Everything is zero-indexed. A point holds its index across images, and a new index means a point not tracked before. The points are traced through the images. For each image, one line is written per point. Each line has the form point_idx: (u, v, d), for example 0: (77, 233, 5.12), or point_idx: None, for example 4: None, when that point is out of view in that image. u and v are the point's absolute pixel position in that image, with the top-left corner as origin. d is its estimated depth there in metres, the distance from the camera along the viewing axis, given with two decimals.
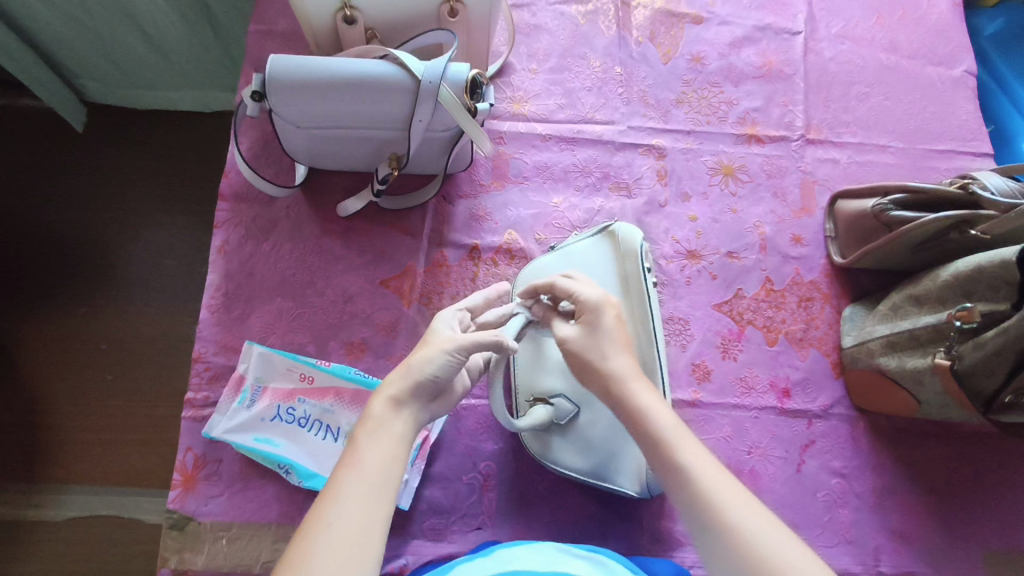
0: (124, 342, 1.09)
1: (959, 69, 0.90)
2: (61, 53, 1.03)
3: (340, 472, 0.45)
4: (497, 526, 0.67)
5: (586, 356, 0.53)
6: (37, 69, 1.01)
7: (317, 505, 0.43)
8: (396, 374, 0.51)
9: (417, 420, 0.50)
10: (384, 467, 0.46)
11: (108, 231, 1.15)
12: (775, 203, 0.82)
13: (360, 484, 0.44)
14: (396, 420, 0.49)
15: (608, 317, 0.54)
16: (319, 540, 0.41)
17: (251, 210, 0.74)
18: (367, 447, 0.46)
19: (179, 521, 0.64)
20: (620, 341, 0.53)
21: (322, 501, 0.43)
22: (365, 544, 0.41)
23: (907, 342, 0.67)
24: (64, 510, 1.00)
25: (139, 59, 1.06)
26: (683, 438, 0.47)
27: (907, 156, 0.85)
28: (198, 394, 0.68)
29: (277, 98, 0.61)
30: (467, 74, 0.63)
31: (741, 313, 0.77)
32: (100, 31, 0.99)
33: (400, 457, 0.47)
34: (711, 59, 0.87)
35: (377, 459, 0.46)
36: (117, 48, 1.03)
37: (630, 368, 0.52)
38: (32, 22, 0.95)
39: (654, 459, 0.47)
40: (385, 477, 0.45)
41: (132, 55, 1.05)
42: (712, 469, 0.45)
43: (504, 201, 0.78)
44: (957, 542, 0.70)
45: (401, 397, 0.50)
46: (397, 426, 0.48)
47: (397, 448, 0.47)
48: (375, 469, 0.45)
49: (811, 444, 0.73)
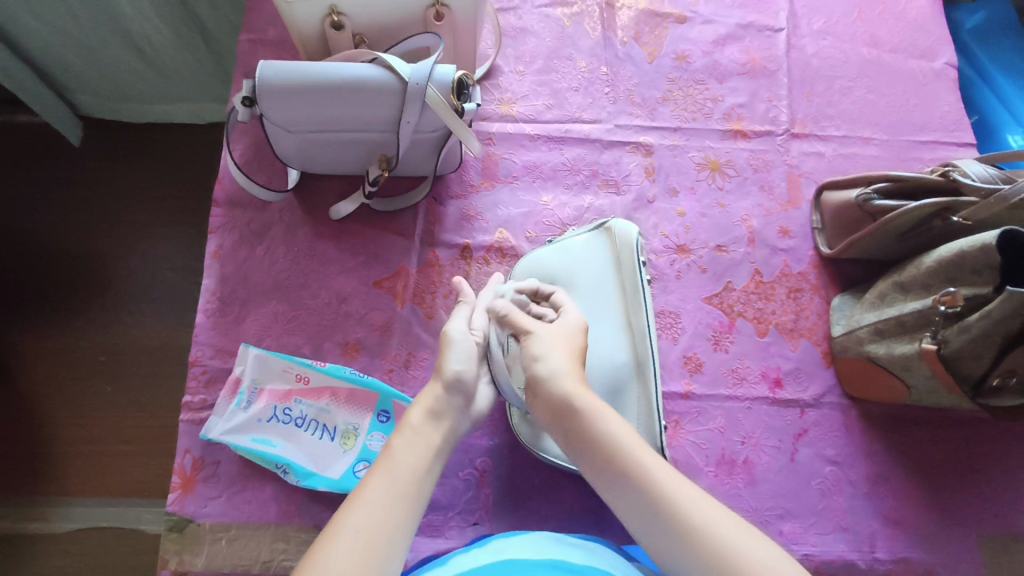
0: (123, 354, 1.10)
1: (940, 62, 0.92)
2: (56, 68, 1.04)
3: (371, 474, 0.47)
4: (493, 521, 0.68)
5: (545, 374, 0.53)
6: (34, 85, 1.02)
7: (345, 507, 0.44)
8: (434, 383, 0.55)
9: (451, 431, 0.53)
10: (415, 475, 0.48)
11: (105, 244, 1.16)
12: (761, 197, 0.83)
13: (390, 491, 0.46)
14: (434, 429, 0.52)
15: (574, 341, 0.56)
16: (343, 536, 0.42)
17: (245, 215, 0.75)
18: (401, 454, 0.49)
19: (179, 523, 0.64)
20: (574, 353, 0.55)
21: (351, 502, 0.45)
22: (386, 546, 0.43)
23: (895, 329, 0.68)
24: (65, 523, 1.01)
25: (133, 72, 1.07)
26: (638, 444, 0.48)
27: (891, 147, 0.87)
28: (196, 397, 0.68)
29: (266, 103, 0.63)
30: (452, 75, 0.63)
31: (731, 305, 0.78)
32: (94, 46, 1.00)
33: (432, 470, 0.49)
34: (695, 57, 0.89)
35: (409, 466, 0.48)
36: (111, 62, 1.04)
37: (572, 373, 0.53)
38: (27, 39, 0.96)
39: (608, 462, 0.48)
40: (414, 485, 0.47)
41: (126, 68, 1.06)
42: (674, 474, 0.46)
43: (494, 200, 0.79)
44: (951, 527, 0.71)
45: (440, 407, 0.53)
46: (433, 435, 0.51)
47: (431, 457, 0.49)
48: (407, 475, 0.47)
49: (804, 433, 0.74)
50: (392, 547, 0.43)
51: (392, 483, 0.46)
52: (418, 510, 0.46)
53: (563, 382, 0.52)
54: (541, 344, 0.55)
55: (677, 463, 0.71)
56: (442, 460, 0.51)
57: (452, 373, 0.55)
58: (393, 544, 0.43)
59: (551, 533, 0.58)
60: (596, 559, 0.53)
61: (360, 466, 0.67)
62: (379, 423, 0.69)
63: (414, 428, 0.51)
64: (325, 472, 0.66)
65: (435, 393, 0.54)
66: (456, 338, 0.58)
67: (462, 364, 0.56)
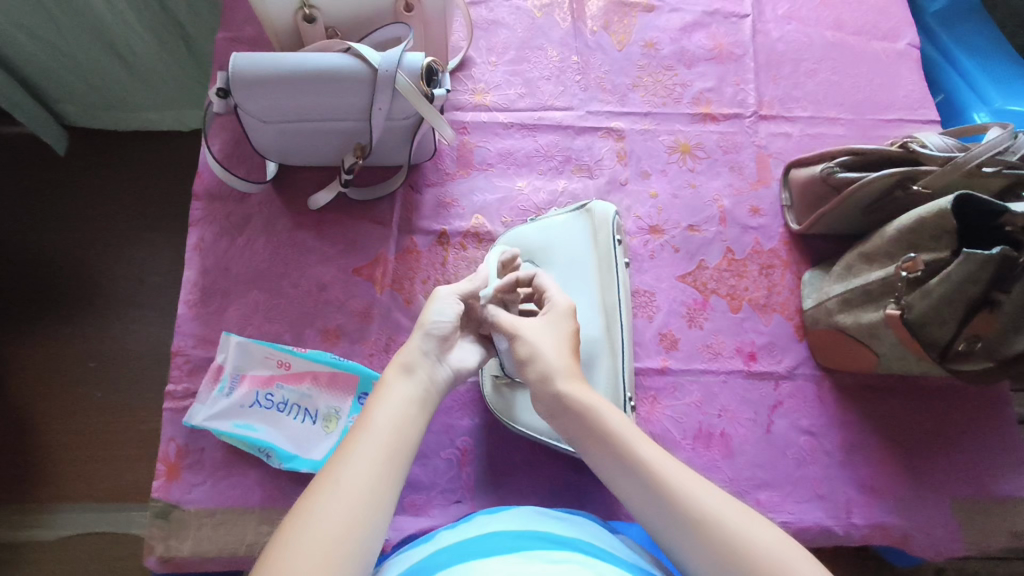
0: (113, 358, 1.11)
1: (902, 43, 0.94)
2: (40, 79, 1.05)
3: (354, 433, 0.49)
4: (475, 499, 0.69)
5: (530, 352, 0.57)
6: (20, 96, 1.04)
7: (327, 465, 0.46)
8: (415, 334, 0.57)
9: (429, 383, 0.54)
10: (396, 429, 0.49)
11: (92, 250, 1.17)
12: (732, 177, 0.85)
13: (368, 446, 0.47)
14: (411, 383, 0.53)
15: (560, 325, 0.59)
16: (328, 495, 0.44)
17: (225, 208, 0.77)
18: (378, 412, 0.50)
19: (164, 509, 0.65)
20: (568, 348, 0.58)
21: (333, 461, 0.47)
22: (371, 500, 0.45)
23: (860, 298, 0.70)
24: (56, 529, 1.01)
25: (115, 79, 1.08)
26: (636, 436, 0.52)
27: (856, 126, 0.89)
28: (179, 386, 0.70)
29: (241, 94, 0.64)
30: (422, 62, 0.65)
31: (704, 283, 0.80)
32: (76, 55, 1.01)
33: (411, 421, 0.51)
34: (663, 44, 0.91)
35: (386, 421, 0.49)
36: (95, 70, 1.05)
37: (569, 370, 0.56)
38: (9, 49, 0.97)
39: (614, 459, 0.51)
40: (392, 437, 0.49)
41: (109, 76, 1.07)
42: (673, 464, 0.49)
43: (469, 187, 0.81)
44: (926, 492, 0.72)
45: (416, 362, 0.54)
46: (409, 391, 0.52)
47: (408, 410, 0.51)
48: (384, 429, 0.49)
49: (779, 404, 0.75)
50: (378, 500, 0.45)
51: (373, 440, 0.48)
52: (401, 462, 0.48)
53: (560, 383, 0.55)
54: (527, 339, 0.57)
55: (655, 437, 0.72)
56: (424, 412, 0.52)
57: (433, 327, 0.57)
58: (378, 497, 0.45)
59: (536, 508, 0.59)
60: (576, 530, 0.54)
61: None
62: (360, 406, 0.70)
63: (392, 386, 0.52)
64: (307, 455, 0.67)
65: (414, 348, 0.55)
66: (441, 297, 0.59)
67: (443, 317, 0.58)
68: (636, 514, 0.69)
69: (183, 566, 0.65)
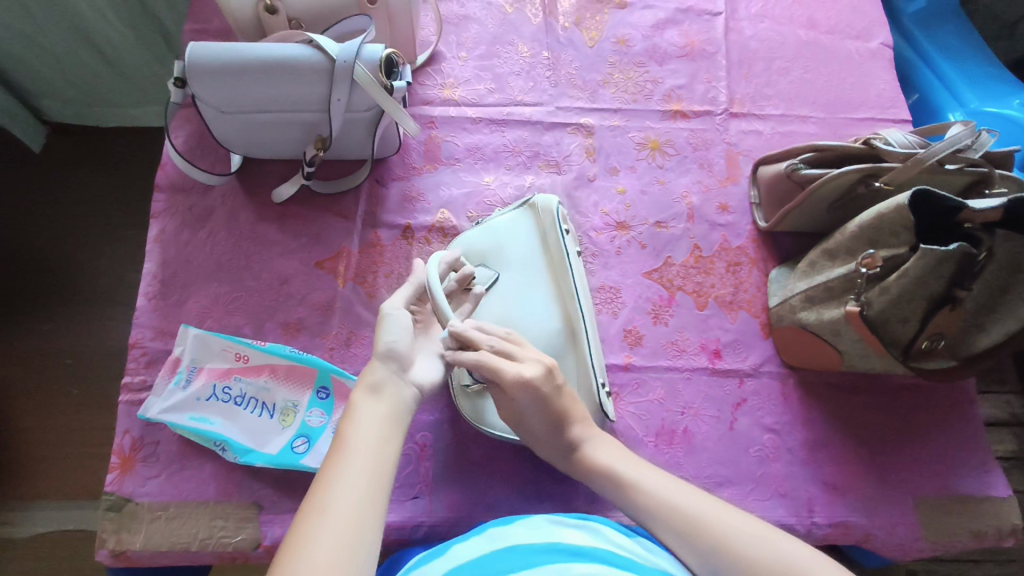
0: (88, 354, 1.10)
1: (875, 42, 0.94)
2: (18, 74, 1.04)
3: (332, 460, 0.47)
4: (433, 494, 0.68)
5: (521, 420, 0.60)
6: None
7: (312, 492, 0.45)
8: (373, 360, 0.55)
9: (401, 400, 0.53)
10: (375, 449, 0.48)
11: (65, 244, 1.15)
12: (701, 174, 0.85)
13: (350, 467, 0.46)
14: (382, 402, 0.52)
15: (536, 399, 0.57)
16: (318, 524, 0.42)
17: (187, 200, 0.76)
18: (355, 434, 0.49)
19: (116, 502, 0.64)
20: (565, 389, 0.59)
21: (316, 488, 0.45)
22: (361, 524, 0.43)
23: (823, 295, 0.70)
24: (29, 527, 1.00)
25: (99, 78, 1.07)
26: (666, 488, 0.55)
27: (827, 125, 0.89)
28: (136, 378, 0.69)
29: (198, 84, 0.64)
30: (382, 53, 0.65)
31: (670, 280, 0.80)
32: (56, 52, 1.00)
33: (387, 438, 0.50)
34: (636, 41, 0.90)
35: (365, 442, 0.48)
36: (75, 68, 1.04)
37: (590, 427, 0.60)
38: None
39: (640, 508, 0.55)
40: (374, 456, 0.48)
41: (89, 74, 1.06)
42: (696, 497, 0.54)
43: (436, 181, 0.80)
44: (889, 491, 0.72)
45: (383, 381, 0.54)
46: (383, 408, 0.52)
47: (386, 428, 0.50)
48: (362, 450, 0.48)
49: (743, 402, 0.75)
50: (368, 525, 0.43)
51: (354, 466, 0.47)
52: (384, 484, 0.47)
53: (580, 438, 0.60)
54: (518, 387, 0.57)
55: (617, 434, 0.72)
56: (400, 427, 0.52)
57: (386, 350, 0.55)
58: (367, 518, 0.44)
59: (546, 515, 0.56)
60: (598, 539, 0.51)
61: (298, 441, 0.67)
62: (319, 399, 0.69)
63: (363, 407, 0.51)
64: (263, 449, 0.66)
65: (377, 370, 0.54)
66: (390, 314, 0.58)
67: (394, 336, 0.56)
68: (595, 511, 0.69)
69: (135, 561, 0.64)
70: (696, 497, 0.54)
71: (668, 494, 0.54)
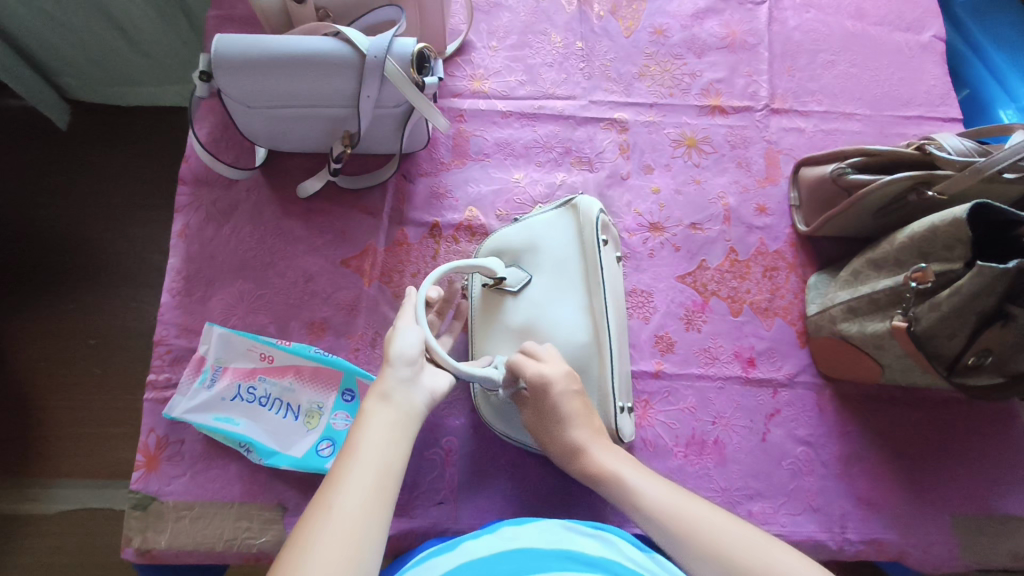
0: (112, 337, 1.10)
1: (926, 35, 0.89)
2: (41, 54, 1.01)
3: (342, 462, 0.46)
4: (458, 501, 0.67)
5: (546, 434, 0.60)
6: (24, 73, 1.00)
7: (321, 492, 0.44)
8: (386, 367, 0.54)
9: (411, 407, 0.52)
10: (385, 454, 0.47)
11: (88, 226, 1.14)
12: (739, 174, 0.81)
13: (359, 469, 0.45)
14: (392, 409, 0.50)
15: (560, 396, 0.59)
16: (325, 525, 0.41)
17: (211, 194, 0.75)
18: (364, 437, 0.48)
19: (142, 501, 0.64)
20: (573, 417, 0.59)
21: (326, 487, 0.44)
22: (366, 525, 0.42)
23: (867, 307, 0.66)
24: (56, 504, 1.01)
25: (124, 61, 1.05)
26: (649, 483, 0.55)
27: (873, 123, 0.85)
28: (160, 375, 0.68)
29: (223, 78, 0.62)
30: (413, 48, 0.62)
31: (705, 284, 0.77)
32: (80, 33, 0.97)
33: (398, 443, 0.48)
34: (674, 31, 0.87)
35: (375, 446, 0.47)
36: (99, 49, 1.01)
37: (588, 437, 0.59)
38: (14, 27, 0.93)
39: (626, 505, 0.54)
40: (383, 460, 0.46)
41: (114, 55, 1.03)
42: (687, 502, 0.52)
43: (464, 178, 0.78)
44: (925, 508, 0.70)
45: (393, 388, 0.52)
46: (393, 415, 0.50)
47: (398, 434, 0.49)
48: (372, 453, 0.46)
49: (776, 413, 0.73)
50: (371, 528, 0.42)
51: (363, 467, 0.45)
52: (392, 488, 0.45)
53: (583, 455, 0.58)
54: (542, 433, 0.60)
55: (646, 444, 0.70)
56: (409, 433, 0.50)
57: (400, 355, 0.54)
58: (373, 523, 0.42)
59: (564, 520, 0.53)
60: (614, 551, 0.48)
61: (324, 444, 0.66)
62: (344, 402, 0.68)
63: (372, 413, 0.50)
64: (288, 451, 0.66)
65: (389, 377, 0.53)
66: (405, 327, 0.56)
67: (408, 347, 0.55)
68: (622, 521, 0.67)
69: (160, 559, 0.64)
70: (698, 507, 0.52)
71: (665, 500, 0.53)
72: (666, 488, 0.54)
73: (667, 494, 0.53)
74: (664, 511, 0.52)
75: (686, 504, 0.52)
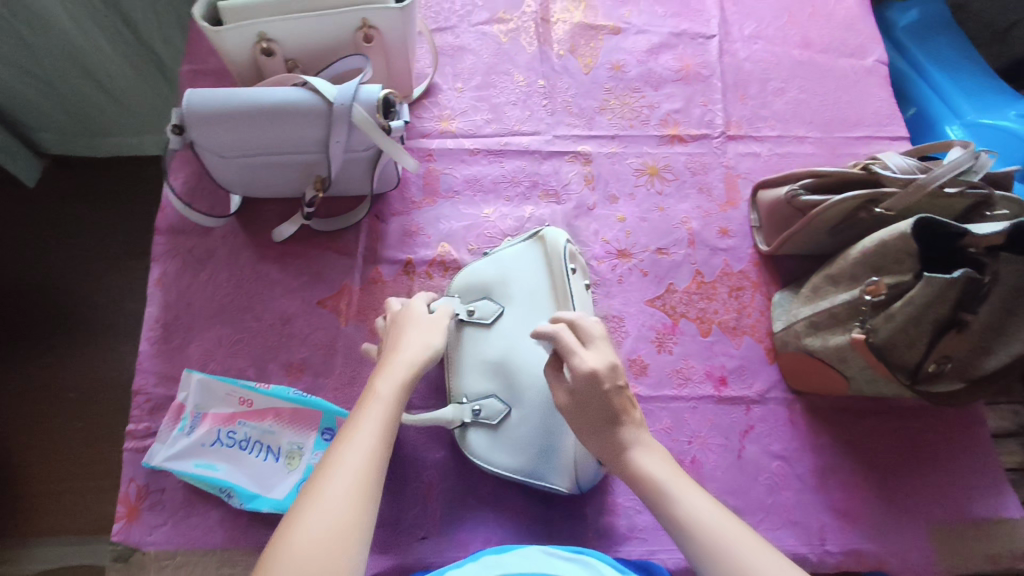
0: (91, 388, 1.09)
1: (870, 60, 0.94)
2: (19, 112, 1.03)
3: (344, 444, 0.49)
4: (441, 534, 0.68)
5: (581, 424, 0.56)
6: None
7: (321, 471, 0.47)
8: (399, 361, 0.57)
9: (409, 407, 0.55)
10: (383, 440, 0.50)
11: (65, 279, 1.15)
12: (700, 199, 0.85)
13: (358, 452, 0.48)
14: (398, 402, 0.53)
15: (608, 390, 0.54)
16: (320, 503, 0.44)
17: (187, 242, 0.76)
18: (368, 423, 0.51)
19: (124, 552, 0.64)
20: (615, 414, 0.54)
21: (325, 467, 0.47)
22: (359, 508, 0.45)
23: (828, 320, 0.69)
24: (35, 563, 0.99)
25: (102, 114, 1.07)
26: (683, 487, 0.51)
27: (825, 145, 0.89)
28: (140, 425, 0.69)
29: (196, 131, 0.64)
30: (378, 94, 0.65)
31: (673, 307, 0.79)
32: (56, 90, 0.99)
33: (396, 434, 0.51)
34: (631, 66, 0.91)
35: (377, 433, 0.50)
36: (78, 103, 1.03)
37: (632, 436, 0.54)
38: None
39: (657, 508, 0.51)
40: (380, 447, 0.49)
41: (92, 108, 1.05)
42: (721, 516, 0.48)
43: (435, 215, 0.80)
44: (900, 515, 0.71)
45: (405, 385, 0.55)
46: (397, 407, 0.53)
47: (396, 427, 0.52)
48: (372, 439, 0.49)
49: (749, 429, 0.75)
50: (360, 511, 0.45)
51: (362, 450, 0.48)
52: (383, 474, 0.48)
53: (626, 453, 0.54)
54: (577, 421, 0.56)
55: None
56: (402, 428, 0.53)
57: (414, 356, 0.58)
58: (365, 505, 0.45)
59: (542, 546, 0.54)
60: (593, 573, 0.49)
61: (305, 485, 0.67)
62: (324, 441, 0.68)
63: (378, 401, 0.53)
64: (269, 494, 0.66)
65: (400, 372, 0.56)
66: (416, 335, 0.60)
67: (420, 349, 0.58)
68: (604, 545, 0.68)
69: None
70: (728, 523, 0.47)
71: (707, 517, 0.48)
72: (709, 502, 0.49)
73: (705, 506, 0.49)
74: (697, 523, 0.48)
75: (722, 520, 0.48)
